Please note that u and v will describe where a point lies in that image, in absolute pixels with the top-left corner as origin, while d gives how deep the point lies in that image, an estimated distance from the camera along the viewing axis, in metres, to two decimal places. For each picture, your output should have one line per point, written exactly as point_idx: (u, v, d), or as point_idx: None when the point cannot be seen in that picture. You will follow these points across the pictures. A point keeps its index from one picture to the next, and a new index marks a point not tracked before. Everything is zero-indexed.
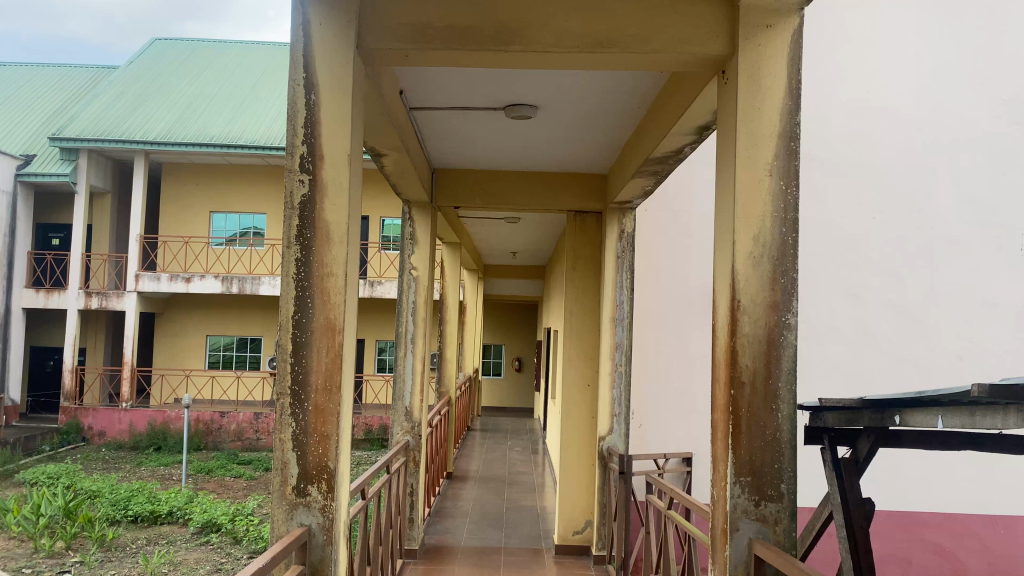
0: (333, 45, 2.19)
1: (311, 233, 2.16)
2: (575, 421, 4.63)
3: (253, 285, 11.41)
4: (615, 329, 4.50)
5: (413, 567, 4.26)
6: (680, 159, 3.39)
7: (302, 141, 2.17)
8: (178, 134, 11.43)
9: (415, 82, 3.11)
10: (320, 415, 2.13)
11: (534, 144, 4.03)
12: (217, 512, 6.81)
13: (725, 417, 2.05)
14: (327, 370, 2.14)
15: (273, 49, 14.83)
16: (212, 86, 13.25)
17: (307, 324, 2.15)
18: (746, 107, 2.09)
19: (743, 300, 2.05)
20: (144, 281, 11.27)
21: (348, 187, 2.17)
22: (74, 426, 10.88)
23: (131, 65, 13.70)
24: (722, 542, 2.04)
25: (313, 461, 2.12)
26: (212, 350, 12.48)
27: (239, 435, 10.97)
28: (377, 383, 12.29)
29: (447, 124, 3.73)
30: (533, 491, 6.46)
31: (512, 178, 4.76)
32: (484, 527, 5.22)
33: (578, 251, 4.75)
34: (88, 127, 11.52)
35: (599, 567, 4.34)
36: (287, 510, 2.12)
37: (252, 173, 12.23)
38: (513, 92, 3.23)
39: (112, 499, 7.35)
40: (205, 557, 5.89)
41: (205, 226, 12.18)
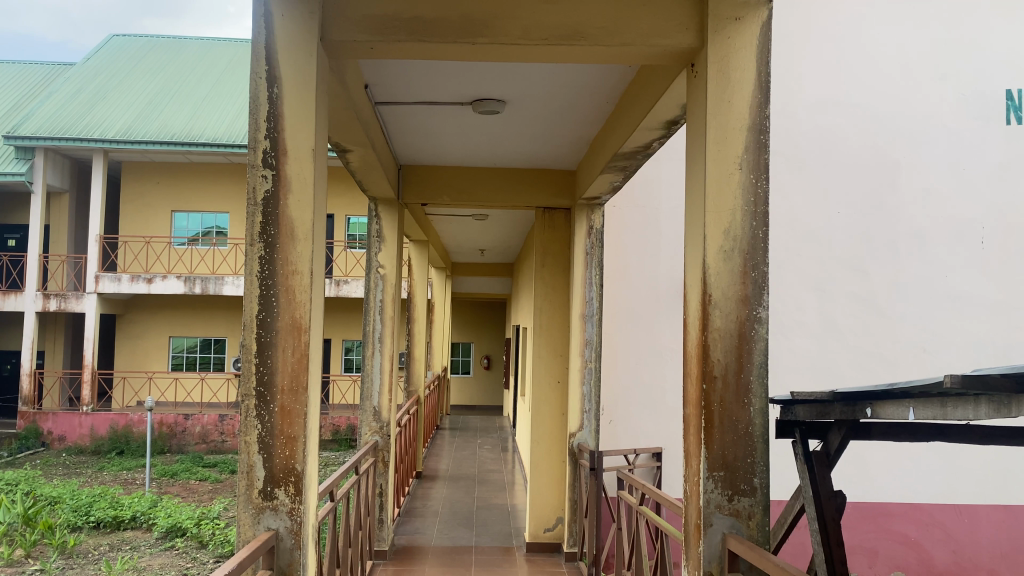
0: (296, 38, 2.14)
1: (275, 230, 2.11)
2: (545, 419, 4.61)
3: (216, 285, 11.25)
4: (585, 325, 4.49)
5: (383, 568, 4.20)
6: (648, 154, 3.38)
7: (264, 135, 2.12)
8: (138, 132, 11.22)
9: (380, 76, 3.05)
10: (286, 416, 2.08)
11: (501, 139, 4.00)
12: (182, 516, 6.70)
13: (697, 412, 2.04)
14: (293, 371, 2.09)
15: (234, 44, 14.63)
16: (172, 82, 13.04)
17: (271, 323, 2.10)
18: (716, 99, 2.08)
19: (715, 295, 2.04)
20: (104, 281, 11.05)
21: (313, 183, 2.13)
22: (33, 430, 10.64)
23: (88, 62, 13.45)
24: (696, 539, 2.03)
25: (279, 463, 2.07)
26: (176, 352, 12.28)
27: (204, 438, 10.81)
28: (344, 383, 12.13)
29: (413, 120, 3.68)
30: (503, 489, 6.44)
31: (479, 174, 4.72)
32: (454, 527, 5.18)
33: (547, 246, 4.72)
34: (44, 125, 11.26)
35: (570, 564, 4.33)
36: (253, 514, 2.07)
37: (215, 171, 12.05)
38: (480, 86, 3.20)
39: (73, 504, 7.19)
40: (170, 562, 5.78)
41: (167, 226, 11.98)
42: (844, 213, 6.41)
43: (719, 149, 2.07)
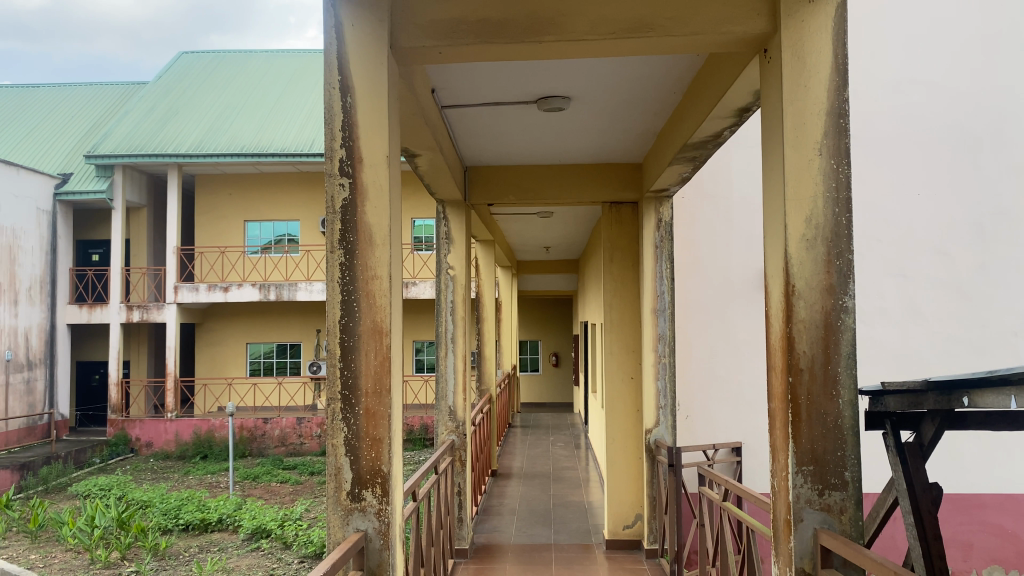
0: (366, 45, 2.18)
1: (353, 236, 2.16)
2: (620, 416, 4.59)
3: (290, 291, 11.48)
4: (657, 320, 4.43)
5: (464, 566, 4.26)
6: (718, 144, 3.32)
7: (340, 144, 2.17)
8: (209, 146, 11.55)
9: (446, 79, 3.08)
10: (371, 419, 2.13)
11: (566, 135, 3.99)
12: (266, 518, 6.87)
13: (784, 406, 2.00)
14: (376, 374, 2.14)
15: (297, 55, 14.95)
16: (240, 95, 13.41)
17: (353, 328, 2.15)
18: (791, 85, 2.03)
19: (798, 285, 2.00)
20: (182, 292, 11.41)
21: (389, 189, 2.17)
22: (122, 437, 11.05)
23: (160, 80, 13.93)
24: (787, 534, 1.99)
25: (366, 465, 2.12)
26: (253, 358, 12.61)
27: (283, 441, 11.08)
28: (416, 384, 12.27)
29: (479, 122, 3.71)
30: (578, 486, 6.44)
31: (547, 172, 4.71)
32: (533, 524, 5.19)
33: (615, 241, 4.69)
34: (121, 144, 11.68)
35: (651, 561, 4.30)
36: (342, 516, 2.12)
37: (284, 180, 12.32)
38: (546, 84, 3.19)
39: (163, 508, 7.45)
40: (257, 563, 5.94)
41: (241, 236, 12.32)
42: (925, 195, 6.20)
43: (797, 136, 2.02)
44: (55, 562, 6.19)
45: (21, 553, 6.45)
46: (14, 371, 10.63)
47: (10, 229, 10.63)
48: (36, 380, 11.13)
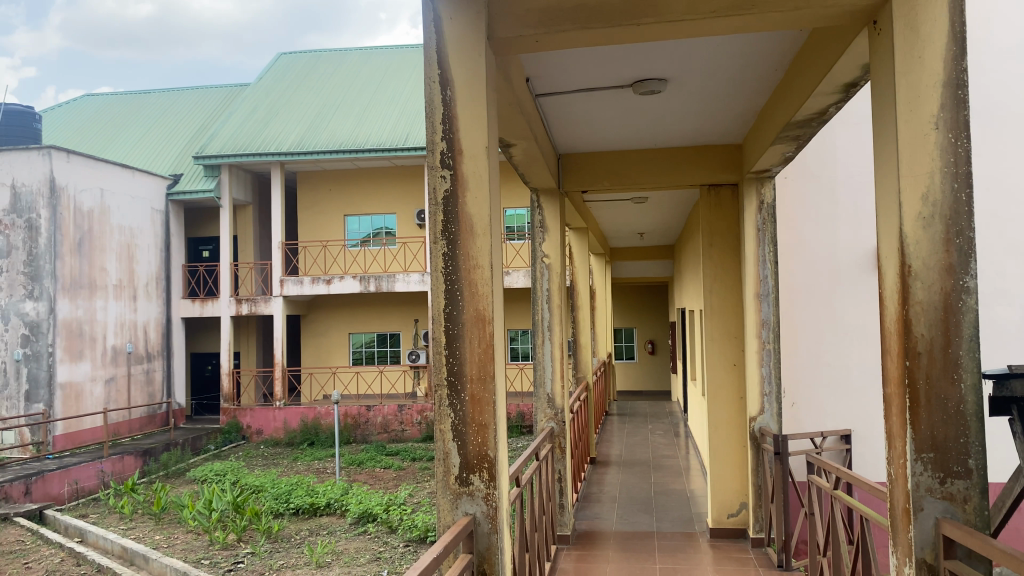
0: (465, 38, 2.23)
1: (455, 227, 2.25)
2: (723, 404, 4.51)
3: (389, 282, 11.72)
4: (760, 305, 4.32)
5: (567, 552, 4.29)
6: (824, 121, 3.21)
7: (441, 137, 2.25)
8: (309, 143, 11.91)
9: (540, 68, 3.10)
10: (477, 404, 2.22)
11: (662, 119, 3.95)
12: (372, 502, 7.07)
13: (901, 391, 1.94)
14: (480, 360, 2.22)
15: (390, 50, 15.21)
16: (336, 92, 13.76)
17: (457, 316, 2.24)
18: (904, 58, 1.94)
19: (915, 265, 1.92)
20: (288, 285, 11.84)
21: (488, 179, 2.23)
22: (234, 425, 11.57)
23: (261, 81, 14.44)
24: (906, 524, 1.93)
25: (473, 450, 2.21)
26: (355, 348, 12.97)
27: (385, 428, 11.37)
28: (513, 372, 12.38)
29: (574, 109, 3.71)
30: (679, 475, 6.37)
31: (641, 156, 4.65)
32: (634, 512, 5.17)
33: (714, 225, 4.59)
34: (227, 144, 12.20)
35: (757, 550, 4.23)
36: (452, 500, 2.23)
37: (381, 174, 12.58)
38: (641, 68, 3.16)
39: (274, 492, 7.77)
40: (365, 547, 6.14)
41: (341, 230, 12.67)
42: None
43: (909, 110, 1.93)
44: (177, 543, 6.54)
45: (146, 535, 6.85)
46: (135, 363, 11.26)
47: (127, 228, 11.25)
48: (155, 371, 11.77)
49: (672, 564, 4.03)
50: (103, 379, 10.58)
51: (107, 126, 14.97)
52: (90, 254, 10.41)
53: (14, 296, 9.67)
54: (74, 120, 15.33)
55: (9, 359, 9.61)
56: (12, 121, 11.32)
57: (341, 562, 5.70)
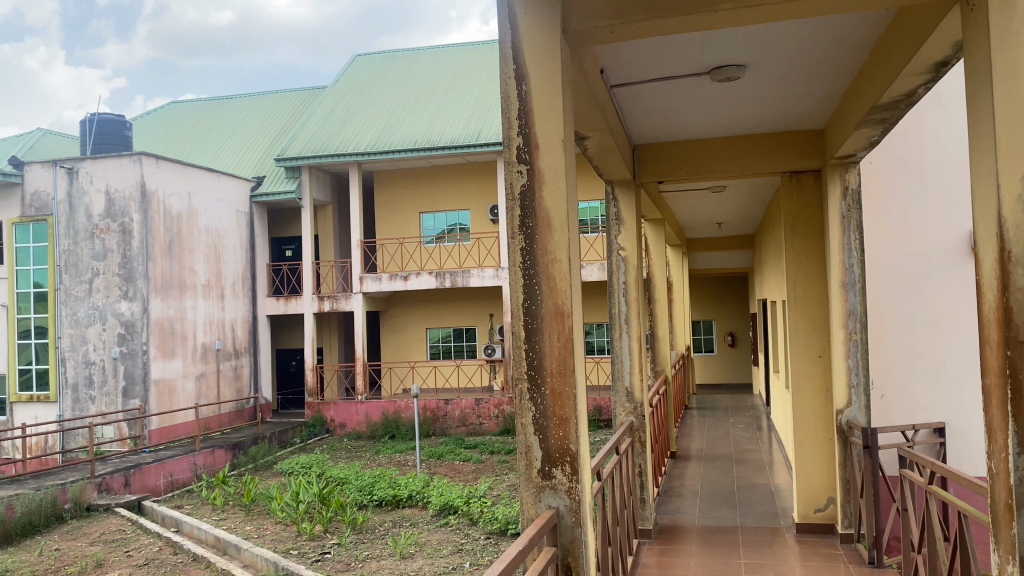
0: (540, 34, 2.26)
1: (532, 221, 2.28)
2: (808, 397, 4.40)
3: (464, 278, 11.83)
4: (846, 295, 4.19)
5: (649, 546, 4.27)
6: (912, 103, 3.09)
7: (517, 132, 2.29)
8: (385, 143, 12.10)
9: (615, 60, 3.09)
10: (557, 398, 2.25)
11: (739, 107, 3.88)
12: (453, 494, 7.16)
13: (1002, 382, 1.86)
14: (560, 354, 2.24)
15: (462, 48, 15.32)
16: (410, 92, 13.94)
17: (536, 310, 2.27)
18: (1000, 33, 1.85)
19: (1016, 251, 1.84)
20: (367, 282, 12.08)
21: (565, 172, 2.26)
22: (318, 418, 11.88)
23: (337, 83, 14.75)
24: (1008, 521, 1.85)
25: (555, 444, 2.25)
26: (433, 343, 13.14)
27: (463, 421, 11.50)
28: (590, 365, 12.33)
29: (649, 100, 3.69)
30: (763, 469, 6.25)
31: (718, 145, 4.58)
32: (717, 506, 5.10)
33: (796, 213, 4.48)
34: (306, 146, 12.50)
35: (847, 546, 4.12)
36: (535, 493, 2.28)
37: (455, 171, 12.69)
38: (716, 56, 3.12)
39: (358, 484, 7.96)
40: (447, 538, 6.22)
41: (416, 227, 12.85)
42: None
43: (1008, 88, 1.83)
44: (267, 533, 6.76)
45: (238, 525, 7.10)
46: (223, 359, 11.68)
47: (214, 230, 11.65)
48: (242, 367, 12.17)
49: (758, 559, 3.96)
50: (194, 376, 10.99)
51: (192, 132, 15.53)
52: (180, 255, 10.82)
53: (110, 296, 10.12)
54: (163, 127, 15.95)
55: (106, 357, 10.07)
56: (105, 130, 11.85)
57: (425, 553, 5.79)
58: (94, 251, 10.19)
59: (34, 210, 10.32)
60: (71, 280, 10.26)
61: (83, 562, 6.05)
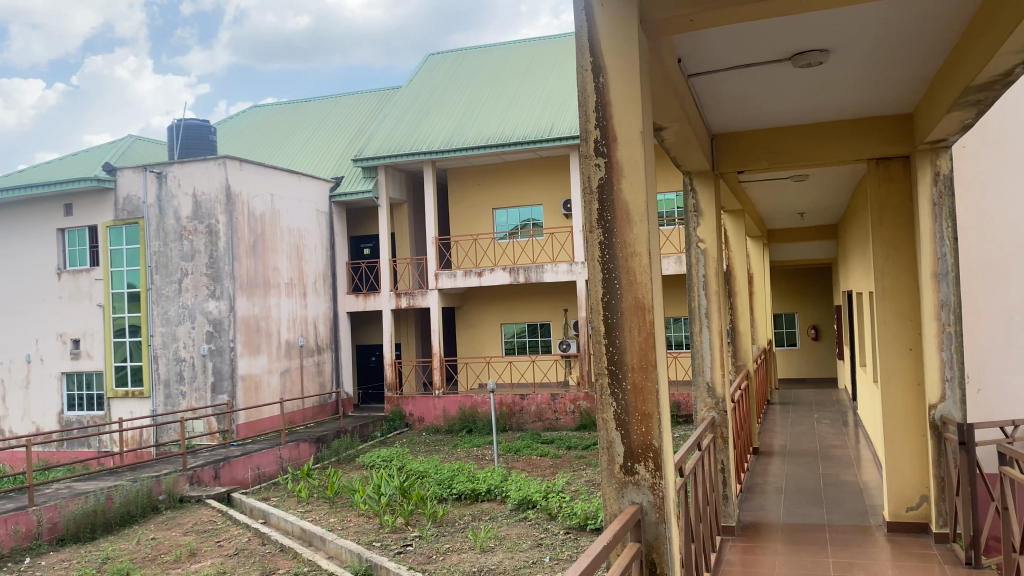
0: (616, 25, 2.25)
1: (611, 215, 2.27)
2: (898, 391, 4.26)
3: (538, 273, 11.82)
4: (939, 285, 4.01)
5: (732, 543, 4.20)
6: (1010, 83, 2.92)
7: (595, 125, 2.29)
8: (458, 141, 12.20)
9: (692, 49, 3.05)
10: (639, 394, 2.24)
11: (821, 93, 3.77)
12: (531, 489, 7.17)
13: None
14: (641, 349, 2.23)
15: (533, 43, 15.30)
16: (483, 89, 14.00)
17: (616, 305, 2.26)
18: None
19: None
20: (443, 278, 12.20)
21: (643, 163, 2.25)
22: (398, 413, 12.09)
23: (412, 83, 14.93)
24: None
25: (638, 440, 2.24)
26: (508, 338, 13.20)
27: (540, 416, 11.52)
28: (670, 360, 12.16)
29: (726, 88, 3.62)
30: (850, 466, 6.07)
31: (801, 133, 4.45)
32: (803, 503, 4.97)
33: (884, 201, 4.31)
34: (382, 146, 12.70)
35: (941, 546, 3.97)
36: (617, 488, 2.28)
37: (527, 167, 12.69)
38: (797, 42, 3.04)
39: (438, 478, 8.06)
40: (526, 533, 6.25)
41: (490, 223, 12.93)
42: None
43: None
44: (351, 525, 6.91)
45: (322, 517, 7.28)
46: (307, 355, 11.99)
47: (296, 229, 11.96)
48: (324, 363, 12.47)
49: (847, 558, 3.84)
50: (279, 371, 11.31)
51: (273, 135, 15.96)
52: (263, 255, 11.14)
53: (198, 295, 10.50)
54: (245, 131, 16.45)
55: (196, 354, 10.45)
56: (191, 135, 12.30)
57: (504, 547, 5.83)
58: (183, 251, 10.57)
59: (126, 214, 10.85)
60: (161, 281, 10.67)
61: (178, 551, 6.31)
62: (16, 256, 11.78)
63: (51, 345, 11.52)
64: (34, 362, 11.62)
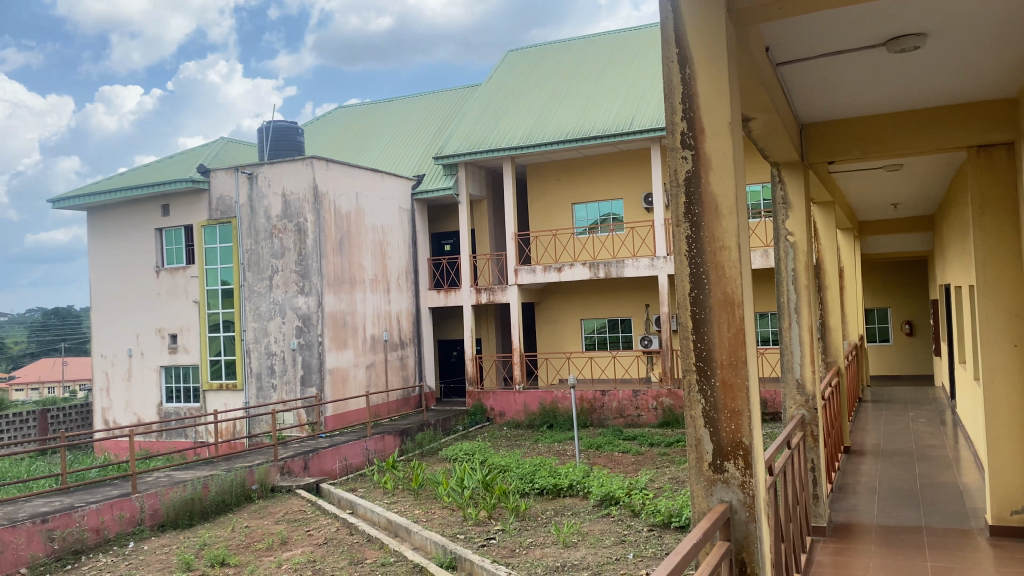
0: (702, 16, 2.23)
1: (698, 208, 2.25)
2: (1002, 390, 4.06)
3: (618, 268, 11.72)
4: None
5: (823, 544, 4.09)
6: None
7: (681, 117, 2.28)
8: (538, 136, 12.20)
9: (781, 38, 2.99)
10: (728, 390, 2.22)
11: (918, 79, 3.64)
12: (614, 486, 7.12)
13: None
14: (731, 345, 2.21)
15: (612, 35, 15.19)
16: (563, 83, 13.97)
17: (704, 300, 2.24)
18: None
19: None
20: (522, 274, 12.24)
21: (732, 155, 2.22)
22: (479, 407, 12.21)
23: (491, 80, 15.02)
24: None
25: (727, 437, 2.22)
26: (588, 333, 13.15)
27: (622, 412, 11.44)
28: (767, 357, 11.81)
29: (816, 77, 3.53)
30: (949, 466, 5.82)
31: (895, 121, 4.30)
32: (899, 505, 4.79)
33: (986, 191, 4.11)
34: (463, 143, 12.82)
35: None
36: (706, 486, 2.27)
37: (608, 161, 12.61)
38: (892, 27, 2.94)
39: (520, 472, 8.10)
40: (609, 529, 6.22)
41: (569, 218, 12.91)
42: None
43: None
44: (435, 517, 7.01)
45: (408, 508, 7.41)
46: (391, 349, 12.22)
47: (380, 227, 12.20)
48: (408, 357, 12.68)
49: (946, 563, 3.69)
50: (365, 365, 11.57)
51: (357, 135, 16.30)
52: (350, 252, 11.40)
53: (288, 291, 10.82)
54: (330, 131, 16.85)
55: (287, 348, 10.77)
56: (279, 136, 12.67)
57: (587, 542, 5.82)
58: (273, 249, 10.92)
59: (220, 213, 11.28)
60: (253, 277, 11.05)
61: (270, 540, 6.52)
62: (118, 255, 12.36)
63: (151, 339, 12.04)
64: (135, 356, 12.17)
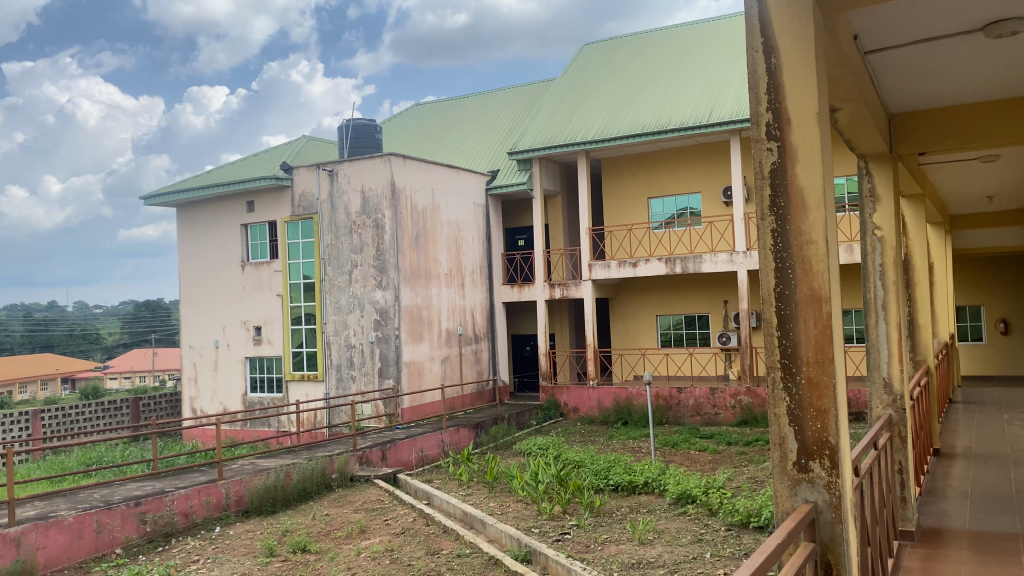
0: (789, 5, 2.19)
1: (785, 200, 2.21)
2: None
3: (696, 263, 11.55)
4: None
5: (910, 549, 3.95)
6: None
7: (766, 108, 2.24)
8: (614, 130, 12.10)
9: (871, 25, 2.90)
10: (814, 389, 2.17)
11: (1016, 66, 3.48)
12: (690, 484, 7.01)
13: None
14: (817, 342, 2.17)
15: (689, 26, 14.96)
16: (639, 76, 13.84)
17: (790, 296, 2.20)
18: None
19: None
20: (596, 270, 12.19)
21: (820, 146, 2.17)
22: (553, 402, 12.21)
23: (567, 74, 14.98)
24: None
25: (813, 436, 2.18)
26: (664, 330, 13.00)
27: (698, 410, 11.27)
28: (855, 355, 11.44)
29: (906, 66, 3.41)
30: None
31: (991, 110, 4.14)
32: (992, 510, 4.59)
33: None
34: (538, 138, 12.82)
35: None
36: (791, 485, 2.23)
37: (685, 155, 12.43)
38: (990, 11, 2.81)
39: (594, 468, 8.07)
40: (685, 527, 6.14)
41: (645, 213, 12.79)
42: None
43: None
44: (510, 510, 7.05)
45: (483, 501, 7.47)
46: (465, 343, 12.34)
47: (455, 222, 12.32)
48: (482, 351, 12.77)
49: None
50: (440, 358, 11.71)
51: (434, 131, 16.49)
52: (426, 247, 11.55)
53: (367, 286, 11.02)
54: (408, 128, 17.09)
55: (365, 341, 10.97)
56: (359, 134, 12.92)
57: (663, 540, 5.76)
58: (353, 244, 11.14)
59: (302, 210, 11.61)
60: (334, 272, 11.29)
61: (349, 528, 6.67)
62: (206, 250, 12.82)
63: (236, 331, 12.45)
64: (221, 347, 12.59)
